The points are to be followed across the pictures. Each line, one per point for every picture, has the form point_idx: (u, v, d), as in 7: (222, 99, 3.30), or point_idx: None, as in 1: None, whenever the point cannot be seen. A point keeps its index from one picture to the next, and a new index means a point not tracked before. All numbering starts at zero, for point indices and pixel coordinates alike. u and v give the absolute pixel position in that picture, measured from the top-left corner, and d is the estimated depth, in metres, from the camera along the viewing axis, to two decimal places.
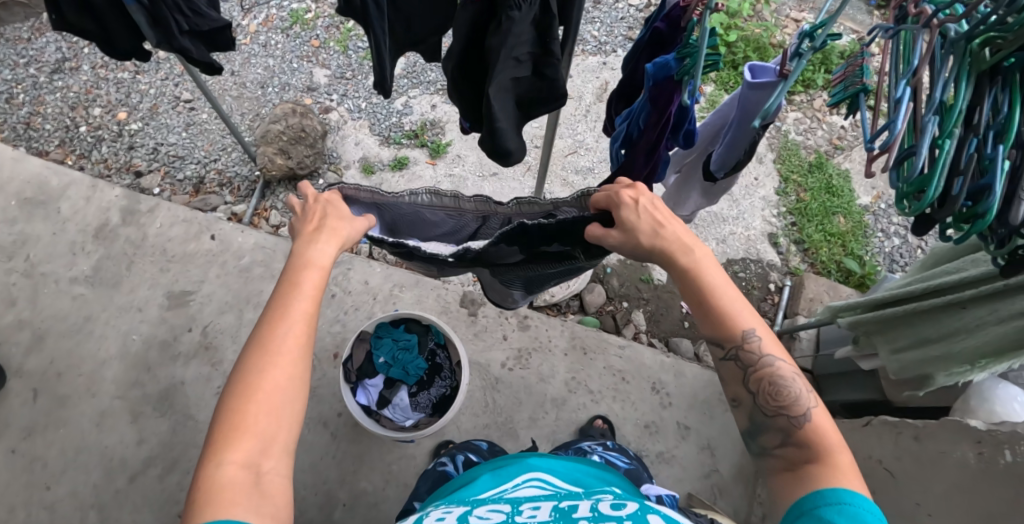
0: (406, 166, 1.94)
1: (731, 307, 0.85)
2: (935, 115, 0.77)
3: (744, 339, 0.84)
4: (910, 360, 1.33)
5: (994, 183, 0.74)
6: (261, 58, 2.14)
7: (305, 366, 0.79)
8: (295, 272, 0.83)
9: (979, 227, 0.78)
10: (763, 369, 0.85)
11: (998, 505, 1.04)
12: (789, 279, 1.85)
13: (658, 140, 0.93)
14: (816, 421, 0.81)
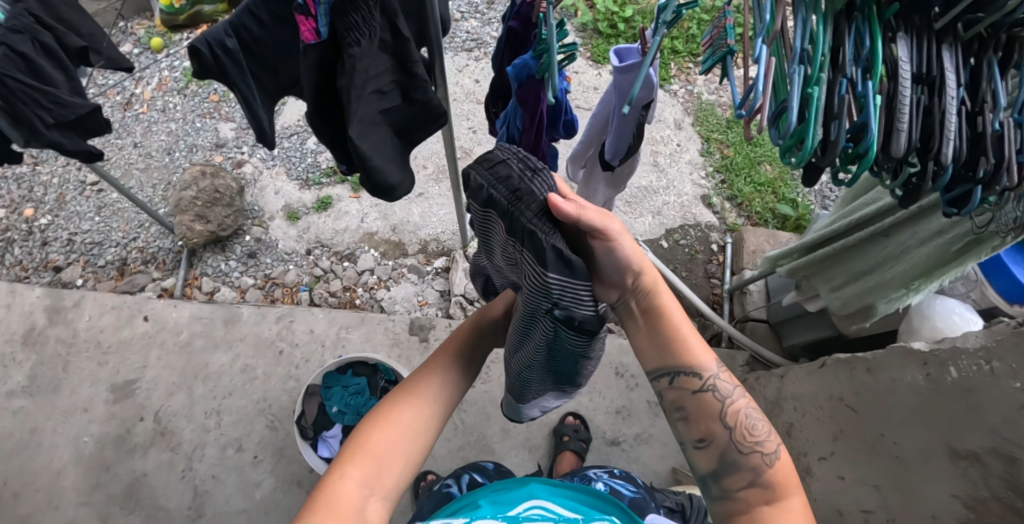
0: (331, 205, 1.90)
1: (693, 339, 0.87)
2: (801, 64, 0.75)
3: (716, 371, 0.86)
4: (853, 295, 1.35)
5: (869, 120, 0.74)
6: (162, 123, 2.06)
7: (429, 417, 0.87)
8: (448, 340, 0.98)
9: (867, 167, 0.77)
10: (734, 404, 0.87)
11: (954, 420, 1.07)
12: (729, 237, 1.87)
13: (538, 139, 0.92)
14: (781, 458, 0.86)
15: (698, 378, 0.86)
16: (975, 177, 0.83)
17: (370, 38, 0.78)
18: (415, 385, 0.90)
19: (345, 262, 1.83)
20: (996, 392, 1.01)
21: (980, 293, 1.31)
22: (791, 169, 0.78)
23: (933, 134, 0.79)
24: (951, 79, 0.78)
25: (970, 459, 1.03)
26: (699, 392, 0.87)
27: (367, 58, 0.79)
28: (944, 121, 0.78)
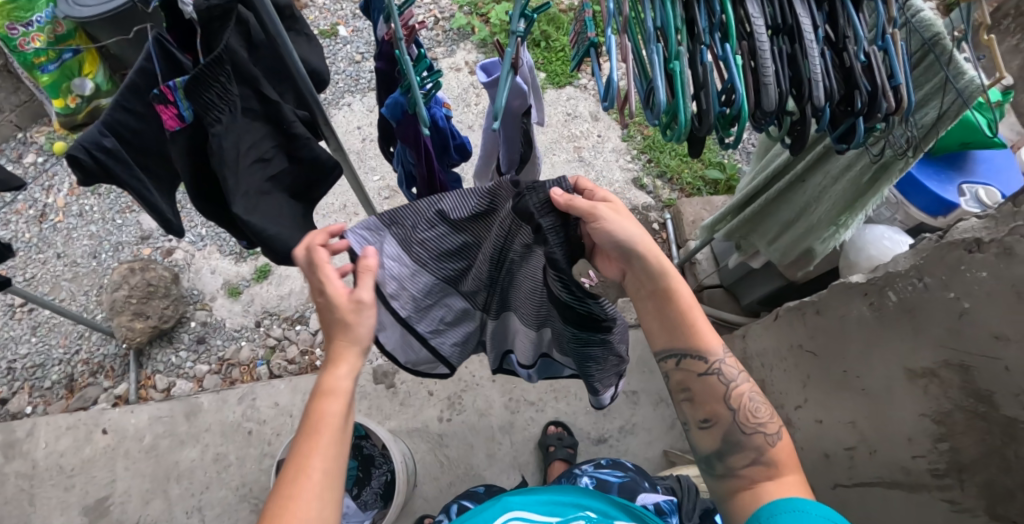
0: (271, 271, 1.87)
1: (701, 324, 0.94)
2: (658, 43, 0.76)
3: (721, 355, 0.92)
4: (788, 243, 1.37)
5: (734, 82, 0.74)
6: (82, 228, 1.99)
7: (325, 504, 0.68)
8: (317, 400, 0.75)
9: (746, 126, 0.76)
10: (738, 388, 0.92)
11: (906, 342, 1.09)
12: (667, 213, 1.90)
13: (431, 170, 0.92)
14: (784, 439, 0.88)
15: (704, 361, 0.93)
16: (856, 111, 0.83)
17: (231, 114, 0.81)
18: (299, 467, 0.69)
19: (297, 325, 1.79)
20: (934, 307, 1.03)
21: (904, 214, 1.36)
22: (673, 143, 0.77)
23: (802, 80, 0.79)
24: (807, 24, 0.78)
25: (927, 376, 1.06)
26: (705, 374, 0.93)
27: (231, 133, 0.82)
28: (810, 65, 0.78)
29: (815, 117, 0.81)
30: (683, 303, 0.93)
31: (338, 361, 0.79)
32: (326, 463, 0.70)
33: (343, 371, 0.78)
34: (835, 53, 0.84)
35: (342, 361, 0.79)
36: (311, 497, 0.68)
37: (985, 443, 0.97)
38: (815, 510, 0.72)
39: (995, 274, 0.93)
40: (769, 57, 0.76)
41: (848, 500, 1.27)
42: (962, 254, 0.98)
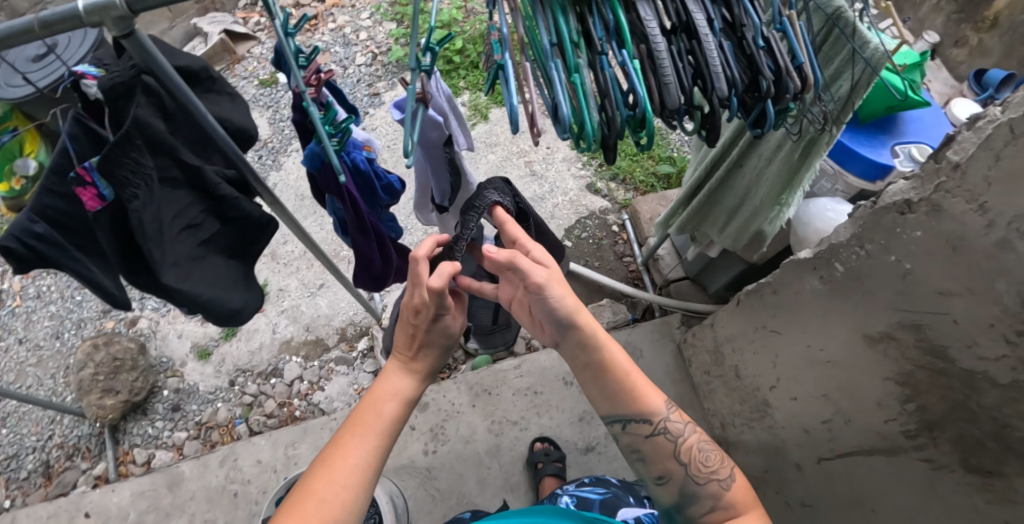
0: (239, 328, 1.84)
1: (642, 389, 0.93)
2: (557, 58, 0.76)
3: (666, 415, 0.93)
4: (736, 230, 1.38)
5: (635, 86, 0.75)
6: (42, 310, 1.96)
7: (364, 483, 0.83)
8: (378, 400, 0.90)
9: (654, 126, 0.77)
10: (687, 440, 0.94)
11: (859, 310, 1.10)
12: (625, 214, 1.92)
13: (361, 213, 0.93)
14: (736, 481, 0.90)
15: (649, 424, 0.93)
16: (764, 95, 0.84)
17: (148, 187, 0.81)
18: (355, 447, 0.85)
19: (272, 379, 1.77)
20: (880, 272, 1.04)
21: (844, 183, 1.37)
22: (585, 152, 0.78)
23: (704, 71, 0.80)
24: (701, 19, 0.79)
25: (885, 339, 1.06)
26: (652, 436, 0.94)
27: (151, 207, 0.82)
28: (709, 55, 0.79)
29: (723, 105, 0.82)
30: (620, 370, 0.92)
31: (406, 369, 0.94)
32: (371, 457, 0.85)
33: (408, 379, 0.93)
34: (735, 41, 0.85)
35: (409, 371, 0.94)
36: (356, 480, 0.82)
37: (950, 398, 0.97)
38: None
39: (929, 231, 0.95)
40: (667, 55, 0.77)
41: (835, 474, 1.26)
42: (897, 216, 1.00)
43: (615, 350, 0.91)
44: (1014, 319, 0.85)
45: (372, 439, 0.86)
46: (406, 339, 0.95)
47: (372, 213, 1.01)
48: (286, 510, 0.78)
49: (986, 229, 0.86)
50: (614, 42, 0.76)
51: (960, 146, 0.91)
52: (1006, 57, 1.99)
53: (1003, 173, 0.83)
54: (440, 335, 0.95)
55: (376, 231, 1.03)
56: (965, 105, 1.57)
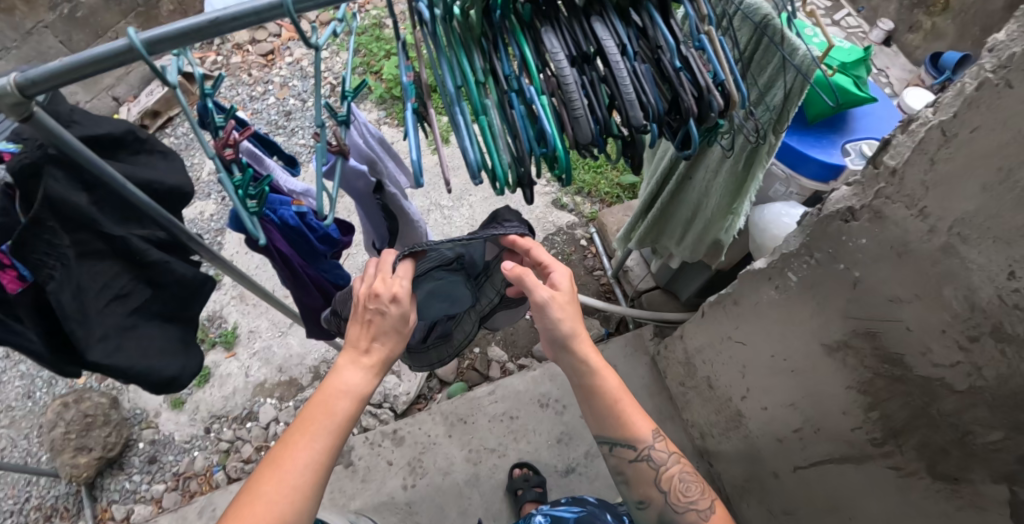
0: (211, 373, 1.82)
1: (632, 417, 0.92)
2: (462, 101, 0.74)
3: (651, 444, 0.93)
4: (691, 242, 1.35)
5: (544, 124, 0.72)
6: (13, 369, 1.94)
7: (313, 486, 0.77)
8: (327, 395, 0.82)
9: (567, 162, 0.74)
10: (668, 471, 0.95)
11: (814, 319, 1.08)
12: (592, 227, 1.92)
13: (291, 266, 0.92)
14: (716, 514, 0.91)
15: (633, 449, 0.94)
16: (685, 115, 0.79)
17: (66, 266, 0.81)
18: (301, 446, 0.78)
19: (247, 423, 1.75)
20: (831, 280, 1.02)
21: (798, 186, 1.35)
22: (497, 194, 0.74)
23: (616, 99, 0.75)
24: (610, 44, 0.74)
25: (843, 347, 1.04)
26: (636, 460, 0.94)
27: (69, 284, 0.81)
28: (620, 81, 0.74)
29: (640, 132, 0.77)
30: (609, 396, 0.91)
31: (359, 360, 0.86)
32: (321, 458, 0.78)
33: (361, 373, 0.85)
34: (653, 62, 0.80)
35: (361, 364, 0.86)
36: (305, 481, 0.76)
37: (911, 405, 0.95)
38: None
39: (874, 239, 0.92)
40: (574, 85, 0.73)
41: (811, 482, 1.23)
42: (841, 224, 0.96)
43: (606, 375, 0.90)
44: (964, 324, 0.83)
45: (320, 438, 0.79)
46: (360, 329, 0.88)
47: (307, 262, 0.98)
48: (233, 514, 0.73)
49: (928, 234, 0.84)
50: (522, 77, 0.73)
51: (896, 150, 0.86)
52: (960, 38, 2.03)
53: (939, 177, 0.81)
54: (398, 327, 0.88)
55: (315, 280, 1.01)
56: (918, 94, 1.57)
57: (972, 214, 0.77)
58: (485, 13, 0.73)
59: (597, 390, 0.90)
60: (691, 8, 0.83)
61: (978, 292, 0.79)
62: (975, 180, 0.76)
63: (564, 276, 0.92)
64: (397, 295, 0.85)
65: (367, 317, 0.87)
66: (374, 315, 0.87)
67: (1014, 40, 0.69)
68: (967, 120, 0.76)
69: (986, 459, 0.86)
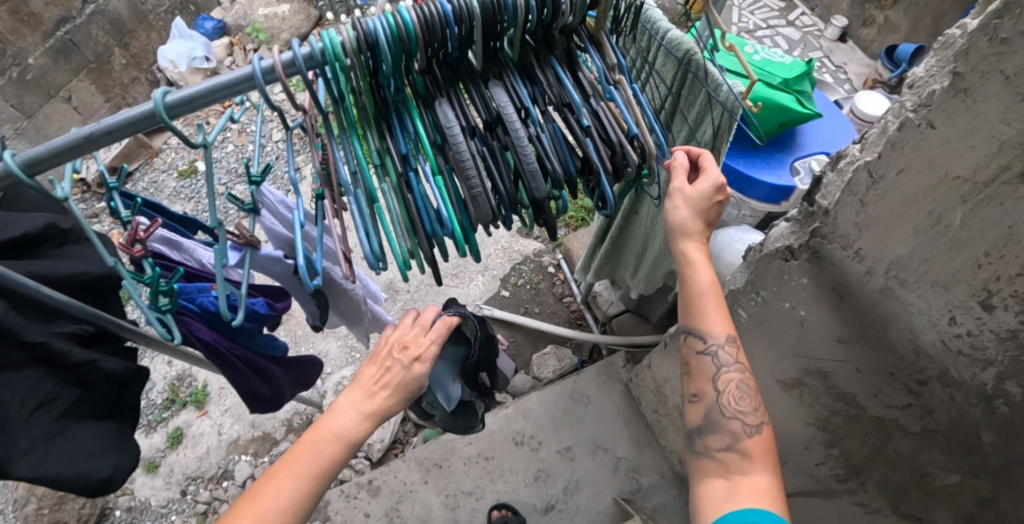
0: (184, 434, 1.79)
1: (711, 316, 0.80)
2: (357, 188, 0.69)
3: (718, 343, 0.79)
4: (645, 275, 1.31)
5: (441, 208, 0.68)
6: None
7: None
8: (321, 435, 0.77)
9: (473, 241, 0.69)
10: (727, 373, 0.80)
11: (765, 356, 1.02)
12: (559, 253, 1.92)
13: (207, 346, 0.85)
14: (763, 433, 0.78)
15: (699, 340, 0.81)
16: (597, 175, 0.74)
17: None
18: (279, 485, 0.73)
19: (223, 482, 1.71)
20: (775, 318, 0.97)
21: (750, 208, 1.32)
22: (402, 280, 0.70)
23: (519, 169, 0.70)
24: (510, 112, 0.69)
25: (798, 385, 0.98)
26: (699, 355, 0.81)
27: None
28: (521, 151, 0.69)
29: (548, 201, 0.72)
30: (694, 291, 0.81)
31: (363, 406, 0.80)
32: (295, 500, 0.73)
33: (360, 421, 0.79)
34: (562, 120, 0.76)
35: (363, 409, 0.80)
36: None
37: (868, 443, 0.91)
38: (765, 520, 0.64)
39: (814, 279, 0.87)
40: (473, 161, 0.68)
41: None
42: (782, 262, 0.92)
43: (699, 271, 0.80)
44: (911, 368, 0.79)
45: (301, 480, 0.74)
46: (376, 372, 0.82)
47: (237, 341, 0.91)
48: None
49: (866, 275, 0.80)
50: (419, 156, 0.69)
51: (827, 189, 0.82)
52: (913, 29, 2.32)
53: (871, 218, 0.76)
54: (413, 383, 0.82)
55: (244, 358, 0.93)
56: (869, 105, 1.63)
57: (906, 258, 0.74)
58: (377, 90, 0.69)
59: (690, 288, 0.81)
60: (598, 59, 0.78)
61: (921, 336, 0.76)
62: (906, 223, 0.72)
63: (714, 186, 0.79)
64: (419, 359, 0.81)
65: (386, 362, 0.83)
66: (394, 364, 0.82)
67: (934, 77, 0.65)
68: (892, 161, 0.71)
69: (946, 501, 0.82)
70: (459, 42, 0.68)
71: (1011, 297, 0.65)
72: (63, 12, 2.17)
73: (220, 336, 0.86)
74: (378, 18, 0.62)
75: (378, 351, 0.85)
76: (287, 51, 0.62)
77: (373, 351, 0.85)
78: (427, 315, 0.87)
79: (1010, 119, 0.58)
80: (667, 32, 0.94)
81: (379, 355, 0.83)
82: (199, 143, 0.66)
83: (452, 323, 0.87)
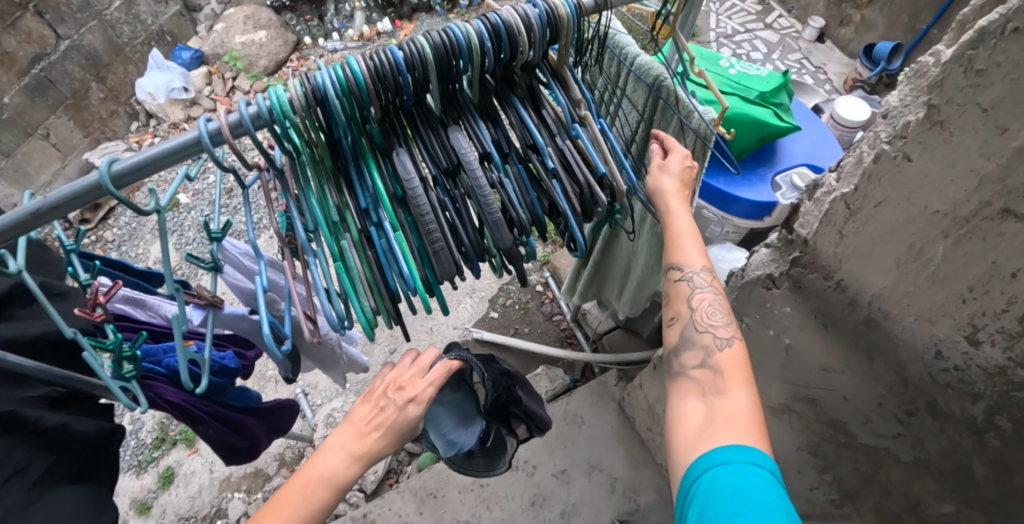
0: (176, 473, 1.77)
1: (687, 245, 0.74)
2: (319, 244, 0.67)
3: (693, 269, 0.73)
4: (630, 297, 1.29)
5: (404, 265, 0.66)
6: None
7: None
8: (308, 481, 0.70)
9: (438, 295, 0.68)
10: (701, 294, 0.74)
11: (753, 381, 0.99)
12: (547, 270, 1.93)
13: (176, 405, 0.82)
14: (738, 346, 0.71)
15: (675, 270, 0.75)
16: (565, 218, 0.72)
17: None
18: None
19: (217, 521, 1.69)
20: (758, 346, 0.95)
21: (733, 225, 1.31)
22: (369, 339, 0.68)
23: (484, 218, 0.68)
24: (472, 160, 0.67)
25: (787, 410, 0.95)
26: (676, 285, 0.75)
27: None
28: (483, 200, 0.67)
29: (515, 248, 0.70)
30: (671, 234, 0.75)
31: (353, 447, 0.72)
32: None
33: (350, 466, 0.71)
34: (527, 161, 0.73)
35: (353, 451, 0.72)
36: None
37: (861, 471, 0.89)
38: (747, 458, 0.58)
39: (797, 307, 0.86)
40: (434, 213, 0.66)
41: None
42: (764, 290, 0.90)
43: (678, 215, 0.75)
44: (899, 399, 0.77)
45: None
46: (368, 411, 0.75)
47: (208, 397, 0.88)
48: None
49: (849, 306, 0.79)
50: (379, 210, 0.67)
51: (805, 218, 0.81)
52: (890, 27, 2.34)
53: (852, 248, 0.75)
54: (408, 424, 0.75)
55: (216, 413, 0.91)
56: (849, 109, 1.67)
57: (889, 290, 0.73)
58: (333, 143, 0.67)
59: (668, 234, 0.75)
60: (562, 95, 0.76)
61: (907, 368, 0.75)
62: (887, 255, 0.71)
63: (682, 156, 0.78)
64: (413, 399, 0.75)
65: (380, 402, 0.76)
66: (389, 404, 0.75)
67: (908, 106, 0.63)
68: (869, 194, 0.69)
69: None
70: (414, 89, 0.66)
71: (997, 333, 0.64)
72: (37, 49, 2.15)
73: (189, 396, 0.83)
74: (326, 72, 0.60)
75: (374, 389, 0.78)
76: (234, 112, 0.59)
77: (368, 389, 0.78)
78: (427, 354, 0.81)
79: (988, 154, 0.57)
80: (637, 57, 0.92)
81: (374, 394, 0.76)
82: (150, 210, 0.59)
83: (451, 363, 0.81)
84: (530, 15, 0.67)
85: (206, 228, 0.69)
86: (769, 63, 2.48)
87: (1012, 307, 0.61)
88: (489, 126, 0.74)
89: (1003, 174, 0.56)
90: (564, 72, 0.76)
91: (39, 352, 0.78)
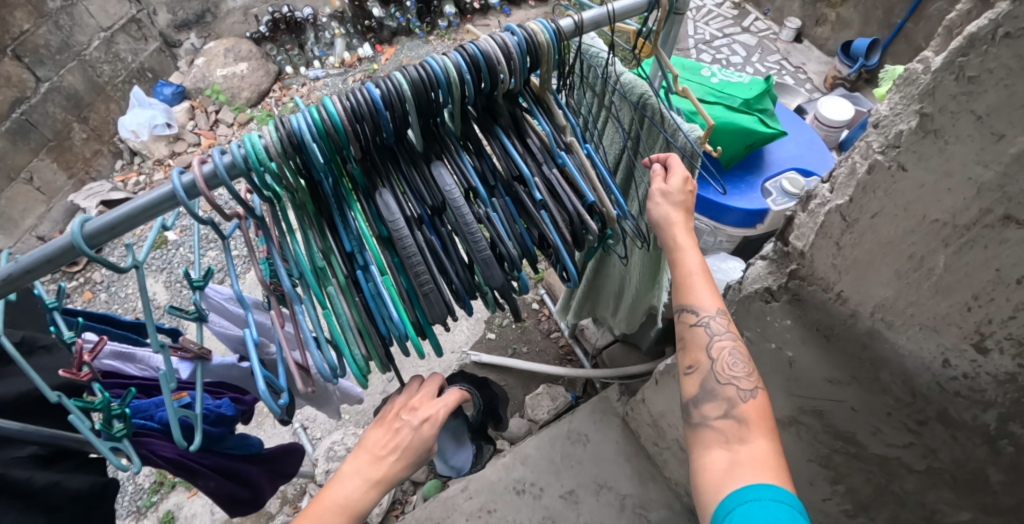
0: (175, 518, 1.73)
1: (700, 287, 0.73)
2: (305, 292, 0.65)
3: (710, 313, 0.71)
4: (627, 314, 1.27)
5: (393, 310, 0.64)
6: None
7: None
8: (324, 507, 0.67)
9: (431, 337, 0.66)
10: (720, 342, 0.71)
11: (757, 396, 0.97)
12: (541, 288, 1.93)
13: (174, 459, 0.80)
14: (761, 397, 0.69)
15: (693, 315, 0.72)
16: (555, 250, 0.70)
17: None
18: None
19: None
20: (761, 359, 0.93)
21: (725, 234, 1.30)
22: (362, 388, 0.66)
23: (473, 255, 0.66)
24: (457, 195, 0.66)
25: (794, 423, 0.93)
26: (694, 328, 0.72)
27: None
28: (471, 237, 0.65)
29: (507, 283, 0.68)
30: (682, 273, 0.74)
31: (367, 472, 0.69)
32: None
33: (367, 492, 0.69)
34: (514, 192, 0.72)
35: (368, 475, 0.69)
36: None
37: (873, 481, 0.87)
38: (776, 496, 0.55)
39: (797, 320, 0.85)
40: (421, 253, 0.64)
41: None
42: (764, 303, 0.88)
43: (687, 251, 0.73)
44: (909, 409, 0.76)
45: None
46: (383, 434, 0.72)
47: (205, 449, 0.85)
48: None
49: (851, 318, 0.77)
50: (365, 252, 0.65)
51: (800, 230, 0.79)
52: (865, 23, 2.36)
53: (849, 260, 0.73)
54: (421, 446, 0.71)
55: (216, 464, 0.88)
56: (831, 108, 1.67)
57: (891, 301, 0.71)
58: (313, 186, 0.65)
59: (679, 273, 0.74)
60: (546, 122, 0.75)
61: (915, 378, 0.74)
62: (888, 266, 0.70)
63: (683, 178, 0.77)
64: (424, 420, 0.71)
65: (394, 424, 0.72)
66: (404, 425, 0.72)
67: (898, 116, 0.62)
68: (865, 205, 0.68)
69: None
70: (394, 127, 0.65)
71: (1005, 340, 0.62)
72: (17, 92, 2.13)
73: (185, 450, 0.81)
74: (302, 116, 0.59)
75: (387, 411, 0.75)
76: (208, 163, 0.58)
77: (382, 411, 0.75)
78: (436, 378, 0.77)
79: (986, 161, 0.56)
80: (620, 76, 0.92)
81: (388, 415, 0.74)
82: (129, 265, 0.57)
83: (462, 389, 0.77)
84: (508, 44, 0.66)
85: (188, 277, 0.66)
86: (749, 65, 2.50)
87: (1019, 314, 0.60)
88: (473, 158, 0.72)
89: (1002, 181, 0.55)
90: (545, 98, 0.75)
91: (23, 411, 0.74)
